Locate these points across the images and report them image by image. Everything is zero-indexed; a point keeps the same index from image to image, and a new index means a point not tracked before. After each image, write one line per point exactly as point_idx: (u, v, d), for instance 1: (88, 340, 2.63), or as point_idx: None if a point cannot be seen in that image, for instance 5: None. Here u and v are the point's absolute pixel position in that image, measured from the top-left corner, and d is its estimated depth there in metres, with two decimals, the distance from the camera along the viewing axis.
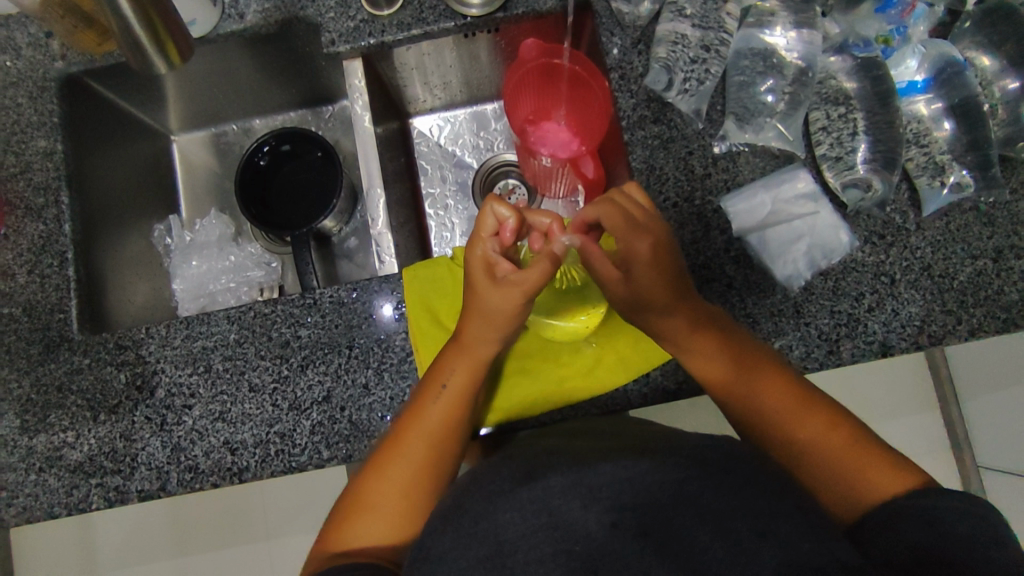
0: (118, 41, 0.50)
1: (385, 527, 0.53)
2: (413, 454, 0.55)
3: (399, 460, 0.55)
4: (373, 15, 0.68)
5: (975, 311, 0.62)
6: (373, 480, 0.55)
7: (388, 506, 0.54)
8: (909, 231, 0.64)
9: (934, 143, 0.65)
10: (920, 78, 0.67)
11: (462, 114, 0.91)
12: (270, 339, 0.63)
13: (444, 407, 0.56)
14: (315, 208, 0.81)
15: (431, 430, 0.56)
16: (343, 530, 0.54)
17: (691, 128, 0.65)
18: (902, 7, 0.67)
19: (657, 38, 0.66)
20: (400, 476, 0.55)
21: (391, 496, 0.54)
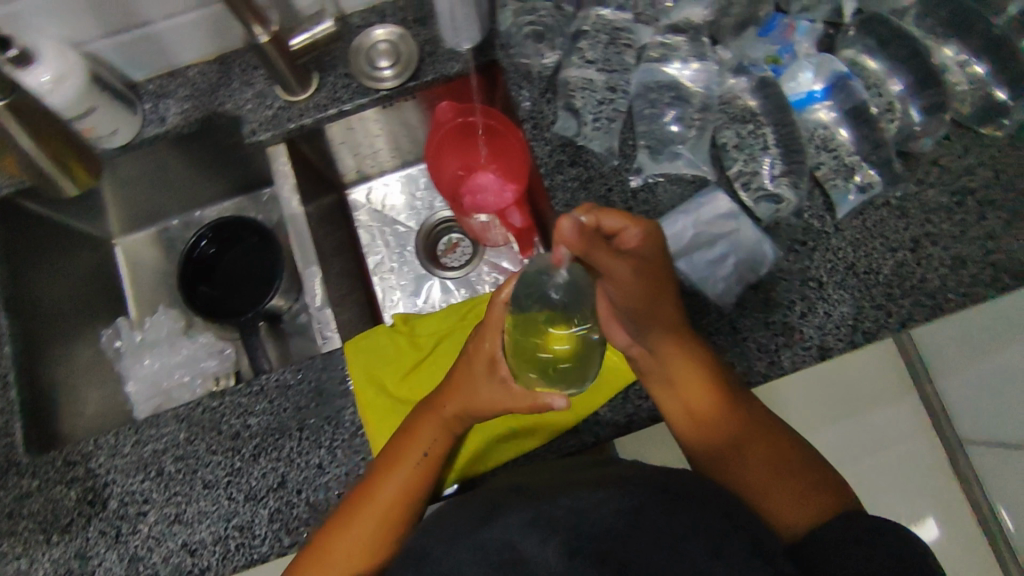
0: (18, 167, 0.57)
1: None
2: (378, 505, 0.55)
3: (362, 517, 0.55)
4: (289, 100, 0.70)
5: (903, 302, 0.64)
6: (334, 533, 0.54)
7: (348, 557, 0.54)
8: (829, 234, 0.66)
9: (841, 146, 0.68)
10: (817, 87, 0.69)
11: (395, 180, 0.93)
12: (220, 432, 0.63)
13: (415, 472, 0.57)
14: (257, 290, 0.82)
15: (397, 480, 0.56)
16: None
17: (608, 166, 0.67)
18: (782, 29, 0.71)
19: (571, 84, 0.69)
20: (362, 528, 0.54)
21: (353, 543, 0.54)
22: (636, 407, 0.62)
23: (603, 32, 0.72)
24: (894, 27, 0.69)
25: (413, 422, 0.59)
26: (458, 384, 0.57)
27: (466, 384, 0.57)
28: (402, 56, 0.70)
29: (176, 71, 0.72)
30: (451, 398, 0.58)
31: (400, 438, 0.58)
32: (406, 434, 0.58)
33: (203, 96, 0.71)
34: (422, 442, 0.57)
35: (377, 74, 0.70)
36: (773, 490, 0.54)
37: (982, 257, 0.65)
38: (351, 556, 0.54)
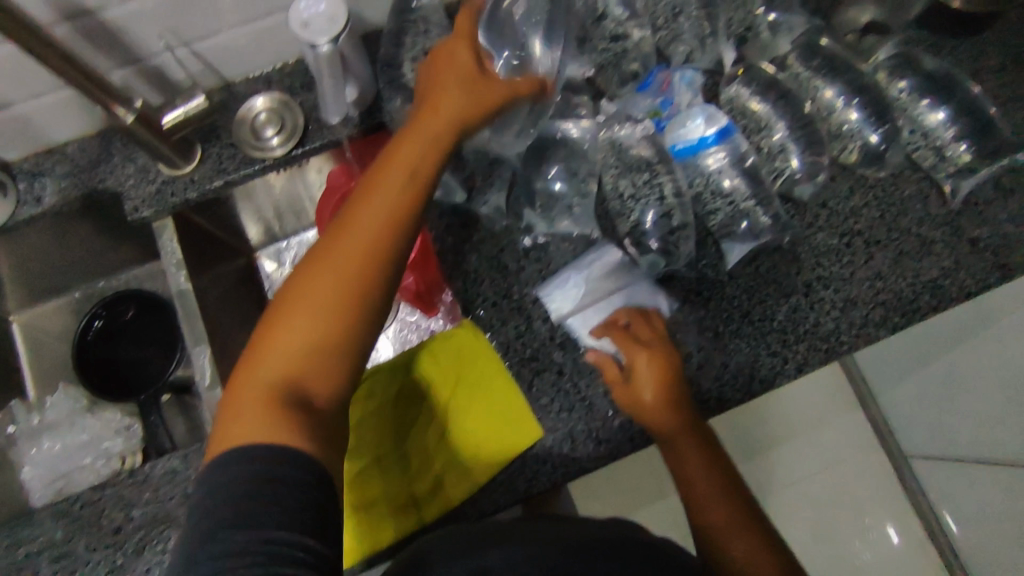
0: None
1: (256, 414, 0.40)
2: (319, 294, 0.43)
3: (285, 331, 0.43)
4: (174, 174, 0.68)
5: (798, 347, 0.64)
6: (250, 367, 0.42)
7: (263, 387, 0.41)
8: (723, 282, 0.66)
9: (736, 192, 0.68)
10: (710, 133, 0.66)
11: (295, 242, 0.91)
12: (101, 527, 0.60)
13: (339, 279, 0.44)
14: (157, 364, 0.82)
15: (325, 303, 0.43)
16: (231, 423, 0.40)
17: (497, 227, 0.67)
18: (659, 83, 0.68)
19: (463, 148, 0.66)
20: (281, 358, 0.42)
21: (293, 341, 0.43)
22: (535, 473, 0.59)
23: None
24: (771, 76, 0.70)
25: (341, 222, 0.46)
26: (377, 188, 0.47)
27: (433, 129, 0.50)
28: (288, 124, 0.68)
29: (54, 148, 0.70)
30: (368, 208, 0.46)
31: (319, 251, 0.45)
32: (324, 246, 0.45)
33: (83, 173, 0.69)
34: (385, 194, 0.46)
35: (262, 143, 0.68)
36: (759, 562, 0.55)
37: (871, 297, 0.66)
38: (258, 390, 0.41)
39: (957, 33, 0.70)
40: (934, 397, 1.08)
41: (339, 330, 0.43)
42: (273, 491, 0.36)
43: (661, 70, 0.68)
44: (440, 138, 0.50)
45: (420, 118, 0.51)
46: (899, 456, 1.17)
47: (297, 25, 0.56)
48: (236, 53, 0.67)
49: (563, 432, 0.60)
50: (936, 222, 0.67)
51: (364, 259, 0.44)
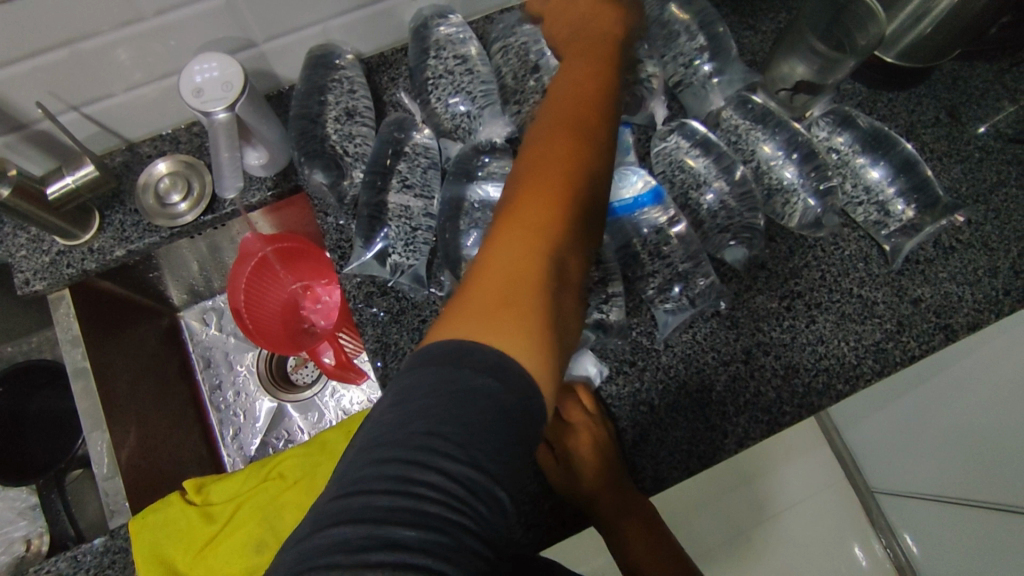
0: None
1: (519, 304, 0.36)
2: (518, 228, 0.39)
3: (526, 219, 0.40)
4: (69, 244, 0.63)
5: (737, 420, 0.61)
6: (505, 241, 0.39)
7: (522, 269, 0.38)
8: (658, 351, 0.63)
9: (672, 254, 0.64)
10: (642, 193, 0.63)
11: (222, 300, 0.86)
12: None
13: (551, 188, 0.41)
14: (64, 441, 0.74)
15: (560, 190, 0.41)
16: (485, 307, 0.36)
17: (420, 296, 0.62)
18: None
19: (387, 212, 0.63)
20: (510, 256, 0.38)
21: (500, 275, 0.37)
22: None
23: (421, 155, 0.65)
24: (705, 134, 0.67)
25: (548, 132, 0.44)
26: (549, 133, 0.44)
27: (583, 94, 0.46)
28: (195, 188, 0.64)
29: None
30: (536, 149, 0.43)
31: (535, 162, 0.43)
32: (536, 161, 0.42)
33: None
34: (566, 152, 0.42)
35: (169, 210, 0.64)
36: None
37: (814, 363, 0.63)
38: (520, 280, 0.37)
39: (888, 88, 0.71)
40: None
41: (540, 265, 0.38)
42: (435, 454, 0.30)
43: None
44: (592, 103, 0.46)
45: (577, 60, 0.50)
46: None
47: (189, 92, 0.53)
48: (137, 114, 0.63)
49: None
50: (877, 282, 0.66)
51: (567, 181, 0.41)
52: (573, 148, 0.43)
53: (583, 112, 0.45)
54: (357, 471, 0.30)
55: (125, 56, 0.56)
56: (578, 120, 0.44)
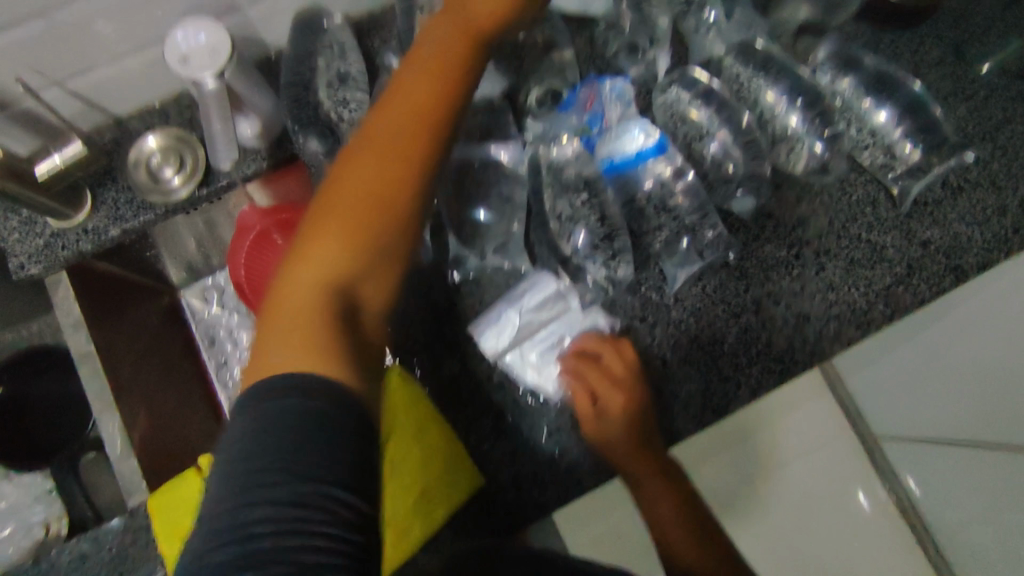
0: None
1: (301, 346, 0.37)
2: (323, 258, 0.43)
3: (303, 269, 0.43)
4: (62, 226, 0.62)
5: (750, 370, 0.61)
6: (303, 270, 0.43)
7: (299, 314, 0.40)
8: (668, 306, 0.62)
9: (679, 207, 0.64)
10: (647, 145, 0.61)
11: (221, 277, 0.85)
12: None
13: (343, 216, 0.44)
14: (73, 429, 0.75)
15: (347, 213, 0.44)
16: (254, 361, 0.39)
17: (424, 262, 0.62)
18: (582, 101, 0.63)
19: None
20: (305, 294, 0.41)
21: (292, 311, 0.41)
22: (477, 525, 0.58)
23: None
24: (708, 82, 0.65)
25: (354, 152, 0.47)
26: (350, 156, 0.47)
27: (414, 91, 0.48)
28: (187, 161, 0.62)
29: None
30: (350, 167, 0.46)
31: (333, 184, 0.46)
32: (330, 192, 0.45)
33: None
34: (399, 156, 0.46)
35: (161, 186, 0.62)
36: None
37: (823, 311, 0.63)
38: (298, 315, 0.40)
39: (894, 26, 0.69)
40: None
41: (321, 297, 0.42)
42: (268, 479, 0.31)
43: (583, 88, 0.64)
44: (426, 109, 0.48)
45: (413, 61, 0.50)
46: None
47: (173, 60, 0.51)
48: (123, 88, 0.61)
49: (507, 478, 0.58)
50: (886, 226, 0.65)
51: (352, 198, 0.45)
52: (343, 176, 0.46)
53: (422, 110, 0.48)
54: (219, 515, 0.31)
55: (106, 27, 0.54)
56: (389, 129, 0.47)
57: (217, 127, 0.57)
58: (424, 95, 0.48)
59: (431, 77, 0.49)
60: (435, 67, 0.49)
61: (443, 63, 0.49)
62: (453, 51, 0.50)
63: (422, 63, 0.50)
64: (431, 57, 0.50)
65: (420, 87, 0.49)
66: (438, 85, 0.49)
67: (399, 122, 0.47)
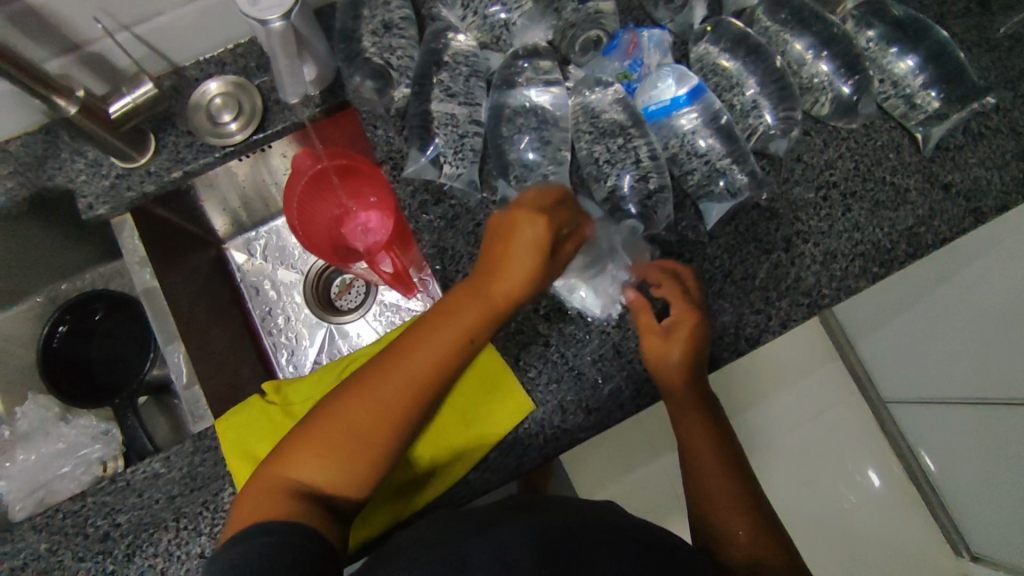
0: None
1: (317, 456, 0.51)
2: (389, 389, 0.52)
3: (361, 397, 0.52)
4: (127, 167, 0.65)
5: (782, 303, 0.64)
6: (350, 406, 0.51)
7: (360, 424, 0.51)
8: (704, 243, 0.66)
9: (711, 151, 0.67)
10: (681, 91, 0.66)
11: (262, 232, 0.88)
12: (86, 536, 0.58)
13: (403, 382, 0.52)
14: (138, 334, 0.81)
15: (404, 394, 0.52)
16: (297, 452, 0.51)
17: (472, 201, 0.65)
18: (625, 45, 0.67)
19: (435, 120, 0.66)
20: (360, 414, 0.51)
21: (362, 416, 0.51)
22: (526, 447, 0.60)
23: (463, 62, 0.67)
24: (740, 29, 0.68)
25: (427, 320, 0.54)
26: (434, 325, 0.54)
27: (484, 307, 0.54)
28: (245, 107, 0.66)
29: None
30: (423, 338, 0.53)
31: (403, 344, 0.53)
32: (402, 350, 0.53)
33: (30, 170, 0.65)
34: (507, 285, 0.55)
35: (220, 129, 0.66)
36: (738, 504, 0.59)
37: (850, 249, 0.66)
38: (362, 438, 0.51)
39: None
40: (906, 342, 1.14)
41: (391, 419, 0.52)
42: None
43: (625, 32, 0.67)
44: (487, 315, 0.54)
45: (490, 266, 0.56)
46: (882, 407, 1.27)
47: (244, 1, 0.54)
48: (184, 35, 0.64)
49: (554, 403, 0.61)
50: (909, 170, 0.68)
51: (398, 382, 0.52)
52: (442, 309, 0.54)
53: (530, 265, 0.55)
54: None
55: None
56: (512, 266, 0.55)
57: (281, 67, 0.61)
58: (506, 253, 0.56)
59: (525, 275, 0.55)
60: (513, 248, 0.55)
61: (520, 268, 0.55)
62: (532, 246, 0.55)
63: (513, 246, 0.55)
64: (507, 251, 0.56)
65: (507, 269, 0.55)
66: (509, 279, 0.55)
67: (468, 322, 0.54)
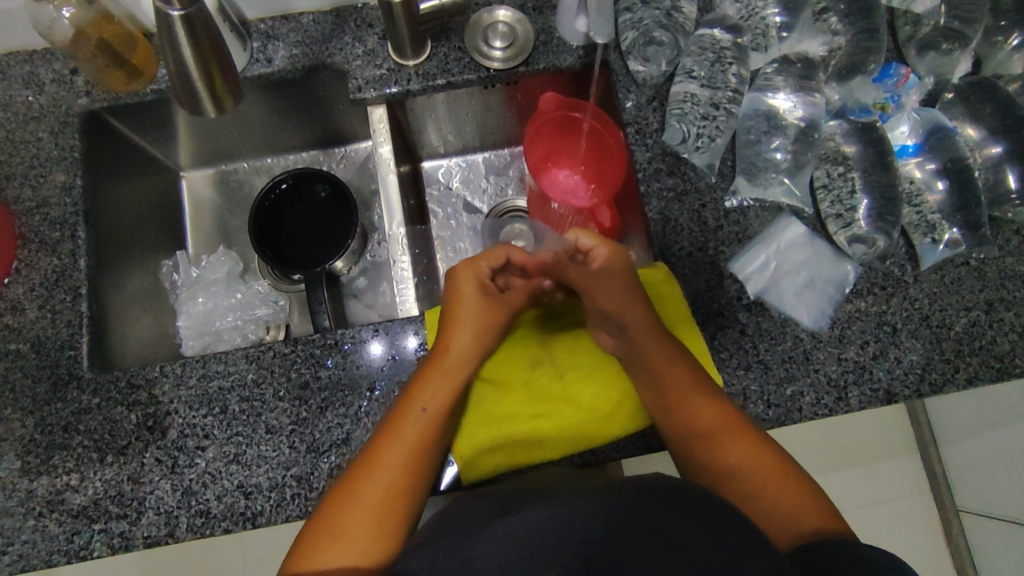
0: (87, 65, 0.66)
1: (358, 543, 0.52)
2: (398, 463, 0.55)
3: (373, 479, 0.54)
4: (399, 64, 0.70)
5: (971, 360, 0.65)
6: (341, 502, 0.53)
7: (365, 527, 0.52)
8: (908, 283, 0.67)
9: (925, 203, 0.68)
10: (911, 141, 0.69)
11: (452, 162, 0.91)
12: (289, 380, 0.62)
13: (396, 459, 0.55)
14: (346, 222, 0.82)
15: (397, 466, 0.55)
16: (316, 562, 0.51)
17: (704, 182, 0.68)
18: (896, 78, 0.70)
19: (673, 99, 0.69)
20: (371, 494, 0.53)
21: (377, 490, 0.54)
22: None
23: (709, 50, 0.69)
24: (1006, 95, 0.69)
25: (395, 421, 0.56)
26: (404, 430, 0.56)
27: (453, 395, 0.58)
28: (517, 41, 0.71)
29: (289, 16, 0.72)
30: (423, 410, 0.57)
31: (378, 443, 0.56)
32: (390, 431, 0.56)
33: (315, 44, 0.71)
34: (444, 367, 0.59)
35: (488, 52, 0.71)
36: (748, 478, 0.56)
37: None
38: (371, 516, 0.53)
39: None
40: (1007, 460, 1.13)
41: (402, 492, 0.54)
42: None
43: (902, 66, 0.70)
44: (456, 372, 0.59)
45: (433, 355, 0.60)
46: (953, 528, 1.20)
47: None
48: None
49: (737, 387, 0.64)
50: None
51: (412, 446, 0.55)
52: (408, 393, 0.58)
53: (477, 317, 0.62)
54: None
55: None
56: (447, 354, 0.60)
57: None
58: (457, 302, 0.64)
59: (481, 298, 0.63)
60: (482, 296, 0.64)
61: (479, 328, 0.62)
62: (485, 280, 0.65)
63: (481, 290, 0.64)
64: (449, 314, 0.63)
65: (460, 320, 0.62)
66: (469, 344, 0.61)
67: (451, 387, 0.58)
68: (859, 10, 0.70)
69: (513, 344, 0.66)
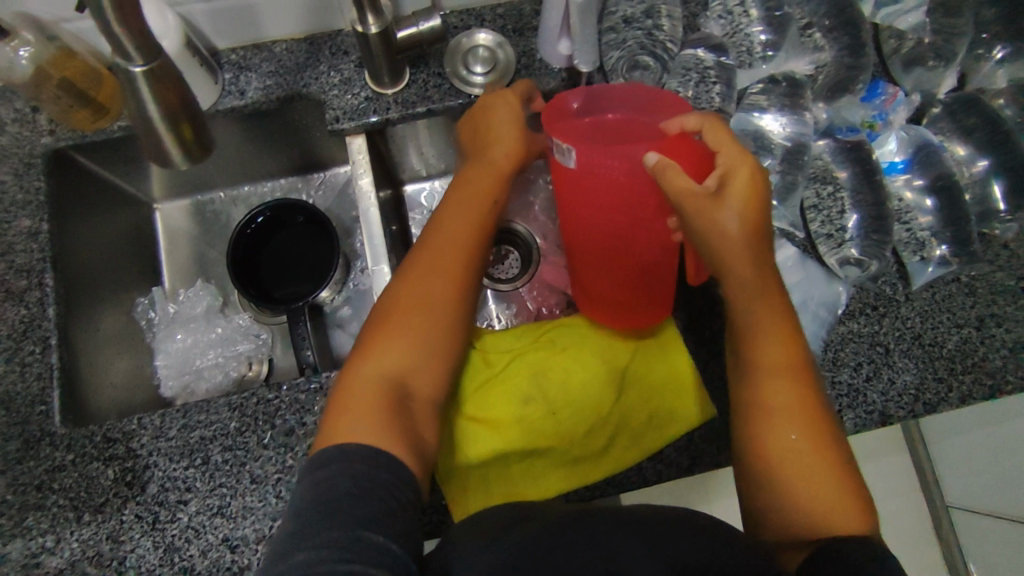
0: (50, 104, 0.63)
1: (375, 402, 0.51)
2: (420, 314, 0.56)
3: (393, 334, 0.55)
4: (378, 92, 0.68)
5: (964, 378, 0.65)
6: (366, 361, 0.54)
7: (372, 390, 0.52)
8: (899, 301, 0.66)
9: (914, 220, 0.68)
10: (900, 157, 0.69)
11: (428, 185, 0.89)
12: (274, 427, 0.60)
13: (414, 312, 0.56)
14: (327, 250, 0.80)
15: (418, 323, 0.56)
16: (344, 422, 0.50)
17: None
18: (884, 96, 0.69)
19: None
20: (362, 388, 0.52)
21: (373, 372, 0.53)
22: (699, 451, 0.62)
23: (693, 71, 0.69)
24: (991, 109, 0.68)
25: (412, 279, 0.58)
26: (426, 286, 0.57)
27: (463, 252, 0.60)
28: (498, 65, 0.69)
29: (262, 45, 0.69)
30: (437, 277, 0.58)
31: (389, 313, 0.57)
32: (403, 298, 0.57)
33: (289, 73, 0.69)
34: (474, 212, 0.61)
35: (468, 77, 0.69)
36: (802, 461, 0.50)
37: None
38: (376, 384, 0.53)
39: None
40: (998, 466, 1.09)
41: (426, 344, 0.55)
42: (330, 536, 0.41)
43: (890, 84, 0.69)
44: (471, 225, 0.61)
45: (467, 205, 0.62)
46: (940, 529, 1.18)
47: None
48: None
49: None
50: None
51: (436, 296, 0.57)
52: (430, 251, 0.59)
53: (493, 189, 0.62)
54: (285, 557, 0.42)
55: None
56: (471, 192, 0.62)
57: (554, 21, 0.65)
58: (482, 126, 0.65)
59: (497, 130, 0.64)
60: (480, 131, 0.65)
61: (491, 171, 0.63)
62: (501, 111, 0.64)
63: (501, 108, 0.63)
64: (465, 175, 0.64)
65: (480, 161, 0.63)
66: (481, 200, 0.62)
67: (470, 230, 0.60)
68: (844, 25, 0.70)
69: (498, 376, 0.63)
